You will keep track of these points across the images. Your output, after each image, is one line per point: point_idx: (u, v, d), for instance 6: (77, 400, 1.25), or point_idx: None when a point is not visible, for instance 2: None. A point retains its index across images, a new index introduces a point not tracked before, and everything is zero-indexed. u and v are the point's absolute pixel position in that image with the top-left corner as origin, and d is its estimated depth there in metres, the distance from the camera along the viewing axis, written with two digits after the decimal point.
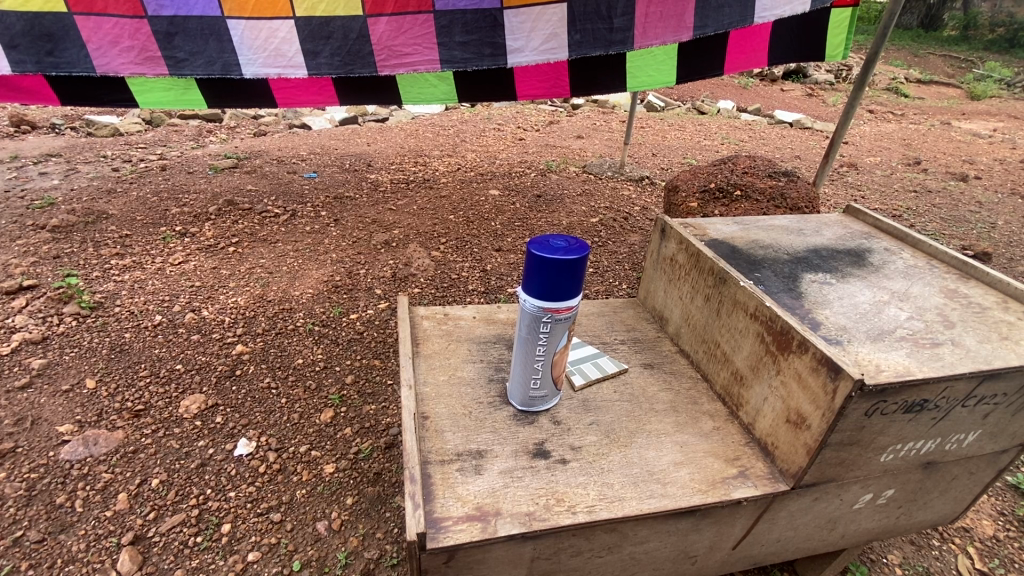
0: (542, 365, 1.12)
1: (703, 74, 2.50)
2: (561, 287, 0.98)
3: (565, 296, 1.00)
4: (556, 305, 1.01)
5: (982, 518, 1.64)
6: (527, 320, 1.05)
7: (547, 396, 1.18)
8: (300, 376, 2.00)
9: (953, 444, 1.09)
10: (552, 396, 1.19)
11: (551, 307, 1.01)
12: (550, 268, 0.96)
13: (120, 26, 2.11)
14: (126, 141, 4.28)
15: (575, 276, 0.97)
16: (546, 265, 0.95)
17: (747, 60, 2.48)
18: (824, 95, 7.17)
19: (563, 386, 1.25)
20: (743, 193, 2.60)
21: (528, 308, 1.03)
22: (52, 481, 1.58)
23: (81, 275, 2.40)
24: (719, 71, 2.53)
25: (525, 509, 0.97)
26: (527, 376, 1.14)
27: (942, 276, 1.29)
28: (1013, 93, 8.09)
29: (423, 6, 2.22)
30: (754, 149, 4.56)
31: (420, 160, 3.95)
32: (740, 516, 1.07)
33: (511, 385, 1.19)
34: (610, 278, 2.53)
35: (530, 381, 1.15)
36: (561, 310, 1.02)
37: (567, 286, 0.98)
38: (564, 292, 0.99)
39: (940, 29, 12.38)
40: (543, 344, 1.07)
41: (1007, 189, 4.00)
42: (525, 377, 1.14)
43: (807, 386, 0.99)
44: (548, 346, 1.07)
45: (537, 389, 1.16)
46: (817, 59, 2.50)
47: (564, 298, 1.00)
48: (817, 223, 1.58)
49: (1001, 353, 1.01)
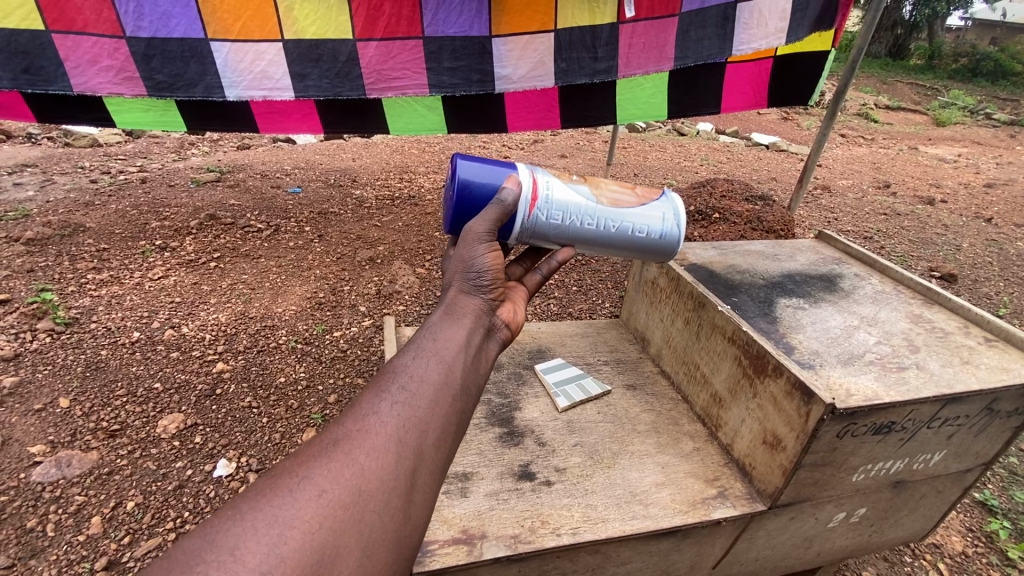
0: (607, 220, 1.14)
1: (696, 109, 2.60)
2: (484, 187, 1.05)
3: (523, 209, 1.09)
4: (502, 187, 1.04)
5: (952, 534, 1.69)
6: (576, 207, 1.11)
7: (668, 218, 1.18)
8: (282, 395, 1.98)
9: (920, 463, 1.14)
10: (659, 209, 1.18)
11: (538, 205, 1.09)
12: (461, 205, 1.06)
13: (100, 45, 2.11)
14: (104, 152, 4.22)
15: (474, 166, 1.06)
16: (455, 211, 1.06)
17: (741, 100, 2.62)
18: (799, 119, 7.42)
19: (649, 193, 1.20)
20: (721, 216, 2.69)
21: (522, 223, 1.07)
22: (23, 504, 1.54)
23: (56, 290, 2.35)
24: (712, 108, 2.62)
25: (511, 532, 0.98)
26: (632, 238, 1.17)
27: (907, 301, 1.36)
28: (976, 120, 8.47)
29: (413, 32, 2.26)
30: (732, 171, 4.68)
31: (405, 176, 3.97)
32: (720, 536, 1.10)
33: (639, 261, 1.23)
34: (593, 296, 2.57)
35: (637, 237, 1.17)
36: (509, 182, 1.05)
37: (478, 173, 1.05)
38: (485, 178, 1.06)
39: (907, 57, 12.91)
40: (571, 213, 1.10)
41: (971, 213, 4.17)
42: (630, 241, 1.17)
43: (782, 409, 1.03)
44: (571, 211, 1.10)
45: (648, 233, 1.18)
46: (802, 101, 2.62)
47: (498, 175, 1.07)
48: (790, 248, 1.65)
49: (962, 377, 1.07)
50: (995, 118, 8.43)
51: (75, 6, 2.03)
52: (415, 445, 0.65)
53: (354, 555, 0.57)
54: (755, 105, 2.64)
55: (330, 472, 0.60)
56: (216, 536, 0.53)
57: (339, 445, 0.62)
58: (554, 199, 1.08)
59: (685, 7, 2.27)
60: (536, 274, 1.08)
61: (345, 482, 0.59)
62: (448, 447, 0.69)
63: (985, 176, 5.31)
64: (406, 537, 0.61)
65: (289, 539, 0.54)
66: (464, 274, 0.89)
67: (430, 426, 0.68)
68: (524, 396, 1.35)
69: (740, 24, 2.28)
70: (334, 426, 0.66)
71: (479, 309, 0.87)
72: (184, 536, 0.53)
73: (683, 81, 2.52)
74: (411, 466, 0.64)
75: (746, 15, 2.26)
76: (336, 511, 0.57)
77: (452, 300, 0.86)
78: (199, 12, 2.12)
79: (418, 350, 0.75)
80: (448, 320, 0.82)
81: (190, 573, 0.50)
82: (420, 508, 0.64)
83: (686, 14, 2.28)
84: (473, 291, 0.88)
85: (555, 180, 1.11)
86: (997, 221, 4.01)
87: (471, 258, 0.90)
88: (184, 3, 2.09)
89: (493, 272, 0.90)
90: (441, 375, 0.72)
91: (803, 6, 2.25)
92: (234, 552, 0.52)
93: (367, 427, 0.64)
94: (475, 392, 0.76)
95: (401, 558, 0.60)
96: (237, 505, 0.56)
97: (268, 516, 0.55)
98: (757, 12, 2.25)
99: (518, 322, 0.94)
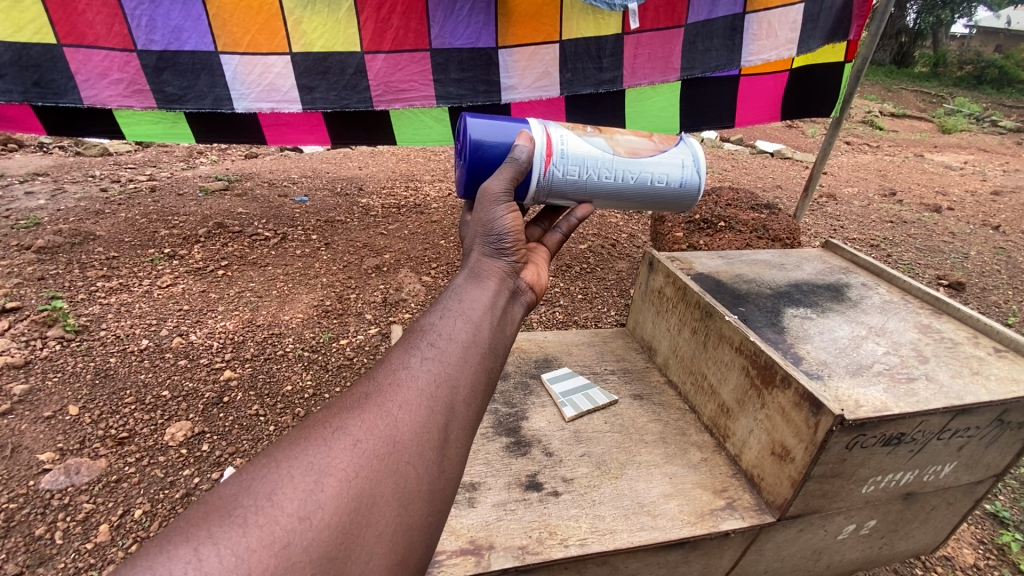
0: (624, 171, 1.17)
1: (706, 121, 2.62)
2: (498, 145, 1.10)
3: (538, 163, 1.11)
4: (515, 143, 1.07)
5: (963, 547, 1.66)
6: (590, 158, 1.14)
7: (686, 164, 1.21)
8: (288, 403, 1.98)
9: (930, 475, 1.14)
10: (672, 155, 1.22)
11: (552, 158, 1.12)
12: (478, 164, 1.10)
13: (110, 59, 2.15)
14: (115, 161, 4.27)
15: (484, 126, 1.10)
16: (473, 170, 1.10)
17: (753, 114, 2.64)
18: (803, 126, 7.41)
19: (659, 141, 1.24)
20: (727, 224, 2.67)
21: (539, 179, 1.11)
22: (31, 511, 1.55)
23: (66, 297, 2.38)
24: (724, 121, 2.63)
25: (518, 542, 0.99)
26: (651, 186, 1.20)
27: (916, 311, 1.35)
28: (982, 127, 8.45)
29: (419, 44, 2.29)
30: (737, 179, 4.68)
31: (410, 185, 3.99)
32: (729, 548, 1.09)
33: (662, 210, 1.27)
34: (599, 304, 2.58)
35: (656, 184, 1.20)
36: (522, 139, 1.07)
37: (490, 133, 1.10)
38: (497, 136, 1.10)
39: (911, 65, 12.90)
40: (588, 167, 1.14)
41: (979, 221, 4.15)
42: (650, 191, 1.21)
43: (790, 420, 1.03)
44: (587, 163, 1.14)
45: (669, 179, 1.21)
46: (823, 115, 2.60)
47: (510, 131, 1.11)
48: (797, 257, 1.65)
49: (972, 388, 1.06)
50: (1001, 126, 8.40)
51: (86, 20, 2.06)
52: (447, 400, 0.67)
53: (390, 505, 0.57)
54: (769, 119, 2.67)
55: (363, 423, 0.61)
56: (252, 484, 0.55)
57: (372, 399, 0.64)
58: (569, 153, 1.12)
59: (690, 19, 2.29)
60: (557, 233, 1.11)
61: (378, 433, 0.61)
62: (479, 405, 0.70)
63: (991, 183, 5.28)
64: (441, 492, 0.62)
65: (326, 486, 0.55)
66: (486, 237, 0.91)
67: (461, 382, 0.69)
68: (531, 406, 1.35)
69: (749, 35, 2.32)
70: (366, 382, 0.67)
71: (502, 271, 0.89)
72: (221, 483, 0.55)
73: (695, 95, 2.55)
74: (444, 420, 0.65)
75: (754, 27, 2.30)
76: (371, 460, 0.58)
77: (475, 263, 0.89)
78: (210, 25, 2.15)
79: (446, 309, 0.77)
80: (473, 282, 0.85)
81: (228, 517, 0.51)
82: (453, 463, 0.64)
83: (692, 25, 2.31)
84: (495, 254, 0.90)
85: (569, 134, 1.14)
86: (1005, 228, 3.99)
87: (492, 220, 0.92)
88: (195, 16, 2.13)
89: (515, 235, 0.92)
90: (469, 334, 0.74)
91: (815, 18, 2.29)
92: (271, 497, 0.53)
93: (397, 382, 0.66)
94: (503, 351, 0.78)
95: (436, 512, 0.61)
96: (273, 455, 0.58)
97: (303, 464, 0.56)
98: (765, 24, 2.29)
99: (543, 284, 0.97)
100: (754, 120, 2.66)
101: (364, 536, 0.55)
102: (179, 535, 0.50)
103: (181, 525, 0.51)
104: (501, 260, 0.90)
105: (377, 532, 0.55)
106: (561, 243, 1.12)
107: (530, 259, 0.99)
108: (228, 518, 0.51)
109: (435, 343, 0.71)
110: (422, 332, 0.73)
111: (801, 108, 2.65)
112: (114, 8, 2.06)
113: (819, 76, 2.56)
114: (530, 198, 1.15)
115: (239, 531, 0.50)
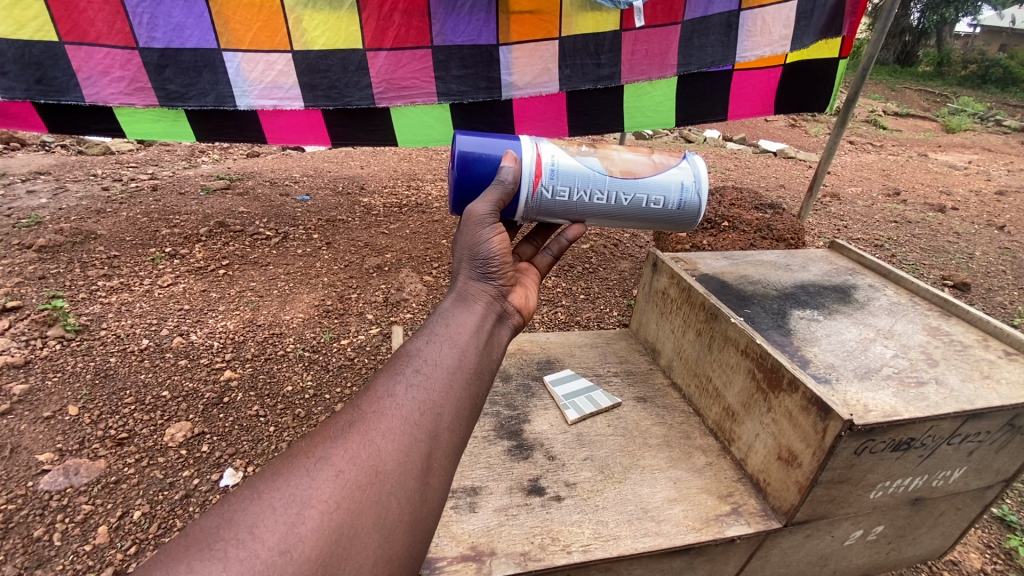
0: (620, 189, 1.15)
1: (703, 117, 2.55)
2: (486, 161, 1.08)
3: (523, 179, 1.09)
4: (502, 163, 1.05)
5: (970, 551, 1.64)
6: (579, 177, 1.12)
7: (687, 184, 1.18)
8: (289, 404, 1.96)
9: (939, 480, 1.12)
10: (670, 180, 1.18)
11: (538, 175, 1.09)
12: (467, 179, 1.09)
13: (112, 56, 2.14)
14: (116, 159, 4.25)
15: (474, 142, 1.09)
16: (462, 185, 1.10)
17: (746, 106, 2.55)
18: (807, 126, 7.35)
19: (659, 164, 1.19)
20: (730, 224, 2.67)
21: (528, 197, 1.10)
22: (30, 513, 1.54)
23: (66, 296, 2.36)
24: (719, 112, 2.56)
25: (520, 549, 0.97)
26: (649, 204, 1.18)
27: (924, 314, 1.33)
28: (986, 126, 8.40)
29: (422, 41, 2.28)
30: (741, 178, 4.64)
31: (412, 184, 3.97)
32: (734, 554, 1.08)
33: (660, 229, 1.24)
34: (601, 304, 2.56)
35: (655, 202, 1.18)
36: (508, 160, 1.05)
37: (480, 148, 1.09)
38: (486, 151, 1.09)
39: (915, 64, 12.83)
40: (580, 186, 1.13)
41: (984, 220, 4.10)
42: (646, 209, 1.19)
43: (797, 424, 1.01)
44: (579, 182, 1.12)
45: (666, 198, 1.18)
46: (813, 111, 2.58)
47: (499, 147, 1.09)
48: (803, 258, 1.63)
49: (983, 393, 1.04)
50: (1006, 125, 8.33)
51: (88, 18, 2.05)
52: (430, 426, 0.66)
53: (371, 537, 0.56)
54: (761, 112, 2.58)
55: (346, 453, 0.60)
56: (233, 515, 0.54)
57: (356, 426, 0.63)
58: (560, 171, 1.11)
59: (687, 15, 2.28)
60: (548, 255, 1.11)
61: (360, 464, 0.60)
62: (464, 431, 0.69)
63: (996, 183, 5.24)
64: (423, 520, 0.61)
65: (307, 518, 0.54)
66: (472, 260, 0.89)
67: (446, 408, 0.68)
68: (533, 408, 1.34)
69: (743, 32, 2.31)
70: (350, 408, 0.66)
71: (490, 294, 0.88)
72: (202, 514, 0.55)
73: (695, 91, 2.48)
74: (427, 447, 0.64)
75: (748, 24, 2.29)
76: (352, 492, 0.57)
77: (463, 286, 0.88)
78: (212, 23, 2.14)
79: (432, 334, 0.77)
80: (460, 305, 0.84)
81: (208, 551, 0.51)
82: (435, 492, 0.63)
83: (689, 22, 2.29)
84: (483, 277, 0.89)
85: (561, 151, 1.13)
86: (1010, 228, 3.95)
87: (480, 242, 0.90)
88: (198, 14, 2.12)
89: (500, 257, 0.90)
90: (455, 359, 0.73)
91: (807, 15, 2.28)
92: (252, 530, 0.52)
93: (382, 409, 0.65)
94: (490, 374, 0.78)
95: (418, 542, 0.60)
96: (254, 485, 0.57)
97: (285, 495, 0.56)
98: (759, 21, 2.28)
99: (531, 307, 0.96)
100: (747, 113, 2.57)
101: (346, 569, 0.54)
102: (158, 570, 0.49)
103: (160, 559, 0.50)
104: (486, 284, 0.89)
105: (358, 564, 0.55)
106: (550, 265, 1.12)
107: (518, 282, 0.98)
108: (209, 552, 0.50)
109: (420, 371, 0.70)
110: (409, 359, 0.72)
111: (795, 105, 2.58)
112: (116, 6, 2.05)
113: (813, 74, 2.50)
114: (521, 214, 1.14)
115: (219, 565, 0.50)
